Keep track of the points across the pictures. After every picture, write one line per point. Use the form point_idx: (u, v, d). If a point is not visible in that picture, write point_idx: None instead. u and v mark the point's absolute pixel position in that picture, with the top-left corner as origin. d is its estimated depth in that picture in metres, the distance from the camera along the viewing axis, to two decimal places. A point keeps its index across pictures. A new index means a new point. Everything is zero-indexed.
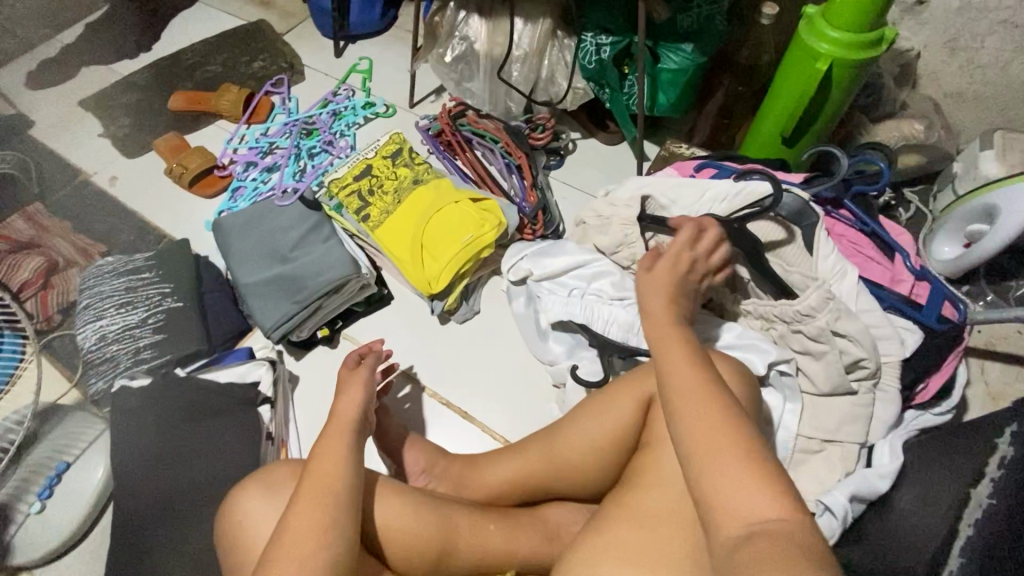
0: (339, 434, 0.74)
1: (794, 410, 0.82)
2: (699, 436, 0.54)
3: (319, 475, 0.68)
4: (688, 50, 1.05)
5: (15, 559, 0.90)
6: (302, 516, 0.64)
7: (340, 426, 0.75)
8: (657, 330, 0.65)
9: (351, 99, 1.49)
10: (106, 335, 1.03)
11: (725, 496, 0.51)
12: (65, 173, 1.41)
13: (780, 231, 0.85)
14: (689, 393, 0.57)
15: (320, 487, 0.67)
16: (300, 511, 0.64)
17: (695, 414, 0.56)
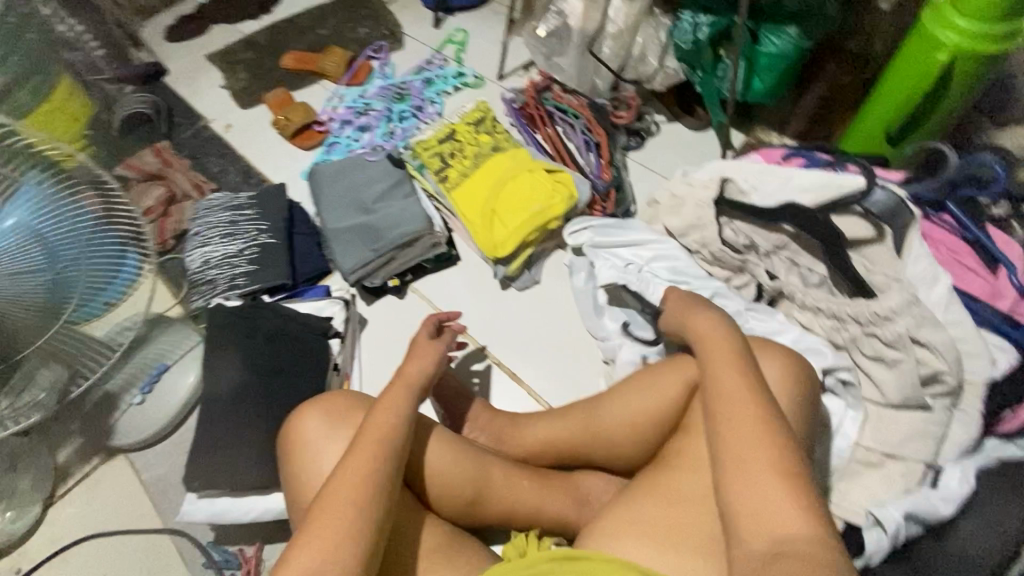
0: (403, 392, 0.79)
1: (855, 418, 0.80)
2: (742, 449, 0.58)
3: (378, 430, 0.73)
4: (791, 33, 1.00)
5: (117, 438, 1.05)
6: (361, 454, 0.69)
7: (401, 385, 0.80)
8: (713, 346, 0.70)
9: (443, 69, 1.55)
10: (209, 260, 1.15)
11: (767, 507, 0.54)
12: (190, 117, 1.58)
13: (867, 228, 0.83)
14: (739, 407, 0.61)
15: (377, 444, 0.71)
16: (360, 451, 0.70)
17: (737, 426, 0.60)
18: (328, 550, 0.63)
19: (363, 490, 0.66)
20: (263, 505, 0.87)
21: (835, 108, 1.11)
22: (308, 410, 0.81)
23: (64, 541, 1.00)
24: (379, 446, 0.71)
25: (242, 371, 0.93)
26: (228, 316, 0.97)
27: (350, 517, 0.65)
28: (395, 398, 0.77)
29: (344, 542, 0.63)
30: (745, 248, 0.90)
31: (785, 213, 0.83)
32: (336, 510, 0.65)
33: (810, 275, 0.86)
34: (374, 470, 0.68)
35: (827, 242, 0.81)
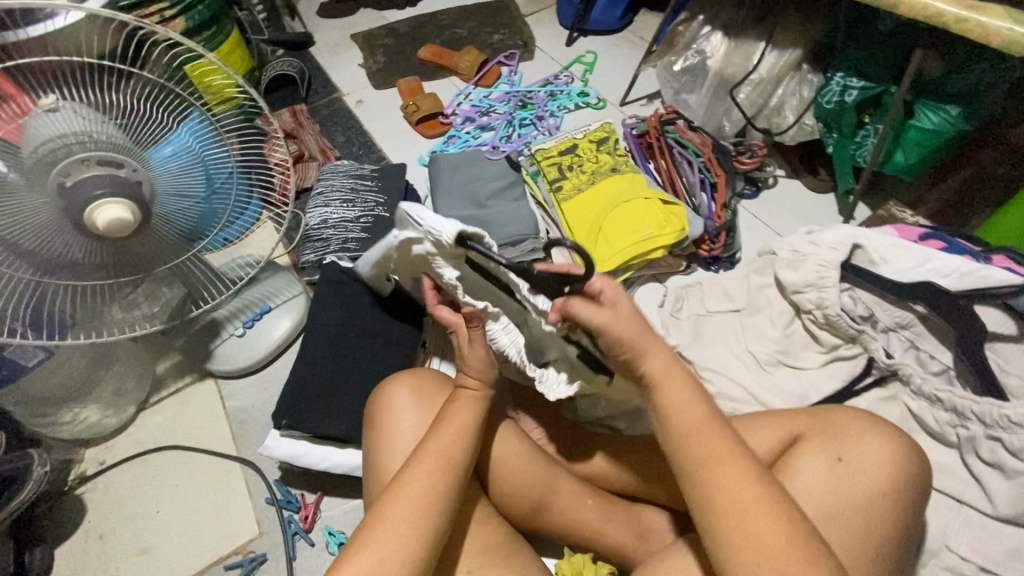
0: (471, 398, 0.77)
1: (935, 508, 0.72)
2: (735, 503, 0.59)
3: (444, 441, 0.73)
4: (952, 113, 0.97)
5: (213, 363, 1.13)
6: (426, 467, 0.70)
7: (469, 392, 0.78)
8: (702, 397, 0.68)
9: (569, 85, 1.59)
10: (327, 220, 1.22)
11: (772, 556, 0.57)
12: (326, 88, 1.70)
13: (1010, 327, 0.78)
14: (707, 444, 0.63)
15: (445, 453, 0.72)
16: (425, 462, 0.71)
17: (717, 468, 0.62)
18: (394, 552, 0.65)
19: (432, 493, 0.69)
20: (337, 458, 0.91)
21: (981, 196, 1.06)
22: (399, 383, 0.85)
23: (148, 445, 1.08)
24: (446, 451, 0.72)
25: (341, 327, 0.98)
26: (340, 275, 1.02)
27: (413, 524, 0.67)
28: (463, 405, 0.76)
29: (410, 548, 0.66)
30: (862, 318, 0.87)
31: (918, 292, 0.80)
32: (411, 503, 0.68)
33: (929, 361, 0.83)
34: (443, 477, 0.70)
35: (962, 329, 0.77)
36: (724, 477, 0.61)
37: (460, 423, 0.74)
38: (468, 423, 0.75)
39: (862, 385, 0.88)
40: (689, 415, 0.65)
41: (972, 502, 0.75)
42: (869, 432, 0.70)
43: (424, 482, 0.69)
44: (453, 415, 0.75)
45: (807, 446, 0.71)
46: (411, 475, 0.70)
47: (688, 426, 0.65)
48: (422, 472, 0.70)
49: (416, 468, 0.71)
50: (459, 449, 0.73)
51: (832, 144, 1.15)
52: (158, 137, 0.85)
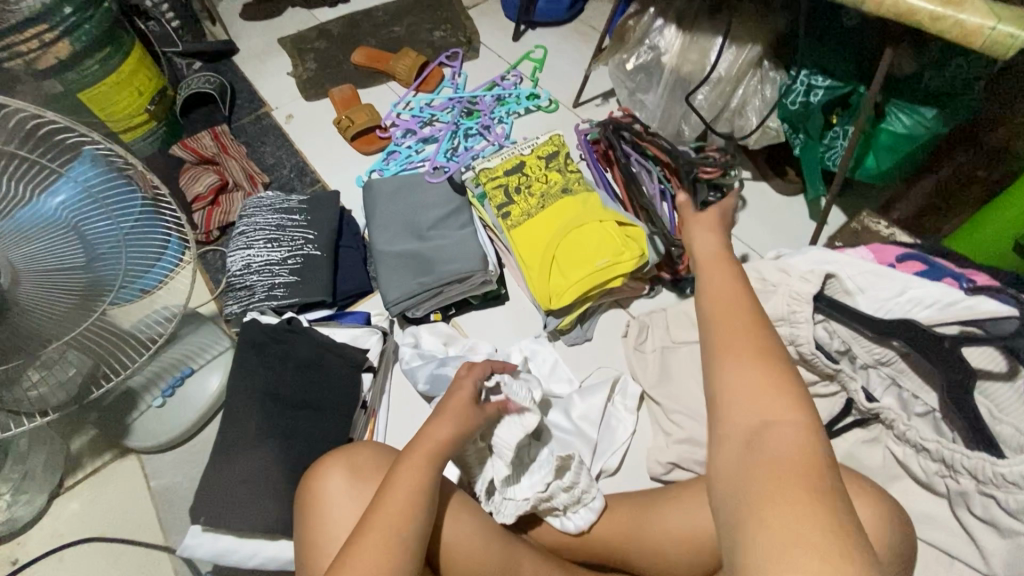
0: (424, 456, 0.67)
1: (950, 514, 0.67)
2: (717, 326, 0.59)
3: (395, 507, 0.63)
4: (927, 115, 0.88)
5: (132, 439, 1.00)
6: (366, 552, 0.59)
7: (423, 450, 0.67)
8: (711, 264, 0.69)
9: (517, 87, 1.45)
10: (250, 264, 1.09)
11: (727, 368, 0.55)
12: (253, 103, 1.54)
13: (999, 363, 0.70)
14: (723, 316, 0.60)
15: (394, 526, 0.61)
16: (365, 546, 0.60)
17: (733, 386, 0.54)
18: None
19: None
20: (269, 552, 0.81)
21: (961, 199, 0.98)
22: (331, 465, 0.74)
23: (64, 540, 0.96)
24: (397, 523, 0.62)
25: (265, 399, 0.87)
26: (264, 335, 0.92)
27: None
28: (416, 466, 0.66)
29: None
30: (839, 353, 0.79)
31: (898, 329, 0.72)
32: None
33: (913, 401, 0.76)
34: (389, 564, 0.59)
35: (947, 373, 0.69)
36: (729, 329, 0.59)
37: (410, 486, 0.64)
38: (421, 476, 0.65)
39: (842, 425, 0.81)
40: (721, 286, 0.64)
41: (965, 558, 0.69)
42: (856, 500, 0.62)
43: (362, 569, 0.59)
44: (402, 479, 0.65)
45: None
46: (360, 555, 0.60)
47: (728, 349, 0.56)
48: (368, 556, 0.59)
49: (362, 545, 0.60)
50: (411, 522, 0.62)
51: (799, 146, 1.05)
52: (16, 206, 0.72)
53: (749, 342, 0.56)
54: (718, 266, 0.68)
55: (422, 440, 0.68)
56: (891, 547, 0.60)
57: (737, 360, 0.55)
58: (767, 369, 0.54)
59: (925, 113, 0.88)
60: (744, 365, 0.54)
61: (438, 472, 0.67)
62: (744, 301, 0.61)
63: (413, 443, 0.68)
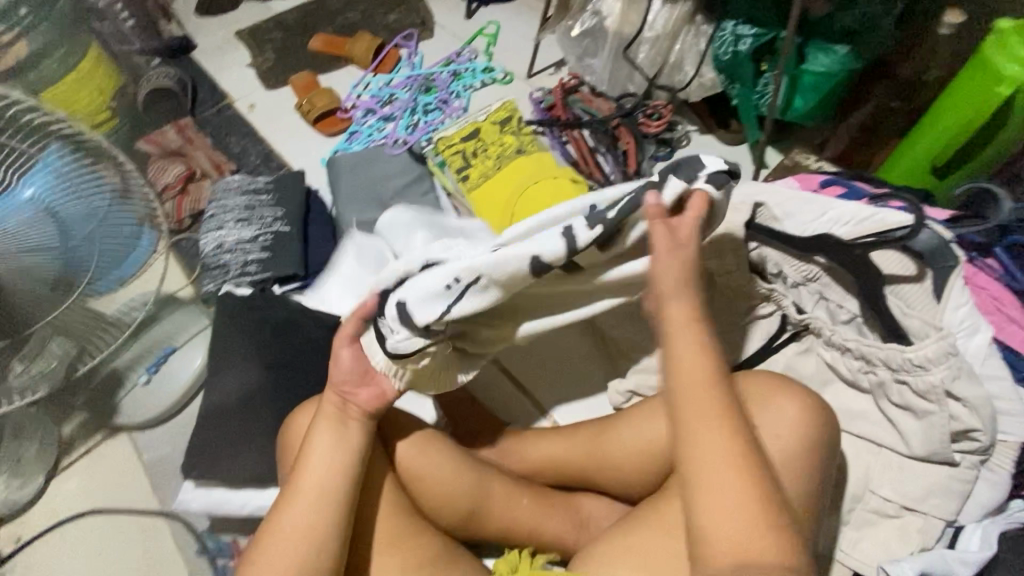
0: (316, 461, 0.67)
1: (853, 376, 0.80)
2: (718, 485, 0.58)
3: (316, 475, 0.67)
4: (841, 53, 0.96)
5: (123, 417, 1.05)
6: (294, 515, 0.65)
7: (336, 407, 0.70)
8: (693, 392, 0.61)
9: (472, 62, 1.50)
10: (223, 244, 1.13)
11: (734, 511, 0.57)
12: (215, 96, 1.57)
13: (906, 266, 0.78)
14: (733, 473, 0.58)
15: (319, 483, 0.66)
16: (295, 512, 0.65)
17: (717, 463, 0.58)
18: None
19: (305, 533, 0.64)
20: (260, 500, 0.87)
21: (884, 130, 1.05)
22: (307, 411, 0.76)
23: (63, 516, 1.00)
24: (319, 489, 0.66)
25: (245, 362, 0.92)
26: (239, 305, 0.97)
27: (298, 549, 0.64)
28: (330, 426, 0.69)
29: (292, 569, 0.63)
30: (772, 276, 0.87)
31: (819, 244, 0.80)
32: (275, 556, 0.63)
33: (839, 311, 0.84)
34: (308, 525, 0.64)
35: (862, 279, 0.77)
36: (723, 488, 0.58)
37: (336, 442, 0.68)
38: (329, 451, 0.68)
39: (780, 341, 0.88)
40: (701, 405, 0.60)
41: (889, 444, 0.77)
42: (782, 395, 0.69)
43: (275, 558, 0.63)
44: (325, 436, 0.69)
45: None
46: (277, 534, 0.65)
47: (713, 468, 0.58)
48: (295, 510, 0.65)
49: (288, 502, 0.66)
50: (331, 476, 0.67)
51: (736, 95, 1.12)
52: None
53: (733, 453, 0.58)
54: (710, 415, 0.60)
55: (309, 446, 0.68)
56: (811, 429, 0.67)
57: (712, 429, 0.60)
58: (733, 433, 0.59)
59: (838, 50, 0.96)
60: (718, 474, 0.58)
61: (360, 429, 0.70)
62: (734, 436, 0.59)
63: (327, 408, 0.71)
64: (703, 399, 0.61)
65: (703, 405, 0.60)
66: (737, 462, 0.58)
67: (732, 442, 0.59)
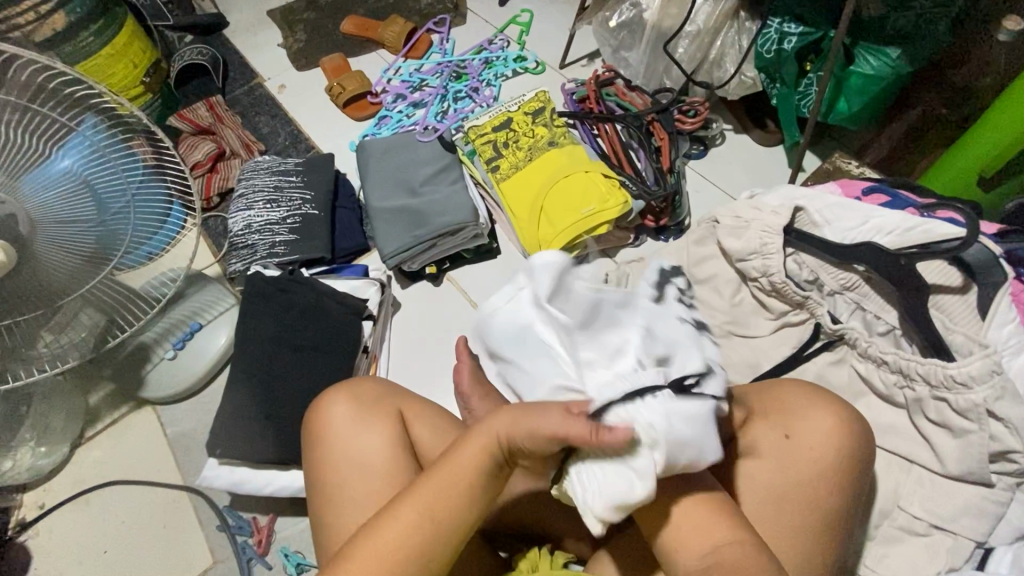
0: (441, 480, 0.59)
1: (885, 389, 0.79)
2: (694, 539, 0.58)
3: (433, 491, 0.58)
4: (892, 56, 0.93)
5: (148, 390, 1.06)
6: (397, 532, 0.56)
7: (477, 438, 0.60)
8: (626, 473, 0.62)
9: (504, 50, 1.48)
10: (251, 224, 1.14)
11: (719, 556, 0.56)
12: (246, 75, 1.57)
13: (952, 278, 0.75)
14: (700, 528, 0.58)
15: (436, 507, 0.57)
16: (400, 530, 0.56)
17: (688, 522, 0.58)
18: None
19: (411, 561, 0.55)
20: (282, 480, 0.88)
21: (928, 138, 1.04)
22: (334, 396, 0.76)
23: (88, 485, 1.02)
24: (433, 511, 0.57)
25: (271, 343, 0.93)
26: (267, 286, 0.97)
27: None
28: (472, 448, 0.60)
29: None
30: (807, 283, 0.85)
31: (860, 253, 0.78)
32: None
33: (875, 322, 0.82)
34: (418, 547, 0.56)
35: (904, 290, 0.75)
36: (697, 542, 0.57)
37: (470, 465, 0.59)
38: (471, 471, 0.59)
39: (811, 349, 0.86)
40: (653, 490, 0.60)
41: (922, 461, 0.75)
42: (816, 405, 0.68)
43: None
44: (462, 456, 0.59)
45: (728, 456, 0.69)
46: (370, 548, 0.55)
47: (673, 533, 0.58)
48: (394, 529, 0.56)
49: (393, 517, 0.57)
50: (455, 512, 0.58)
51: (776, 95, 1.09)
52: (33, 164, 0.76)
53: (686, 518, 0.58)
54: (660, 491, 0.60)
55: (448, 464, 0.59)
56: (846, 441, 0.66)
57: (668, 499, 0.59)
58: (676, 495, 0.60)
59: (889, 53, 0.93)
60: (675, 541, 0.58)
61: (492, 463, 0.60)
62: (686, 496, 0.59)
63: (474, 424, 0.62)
64: (625, 468, 0.63)
65: (638, 478, 0.62)
66: (682, 523, 0.58)
67: (675, 503, 0.59)
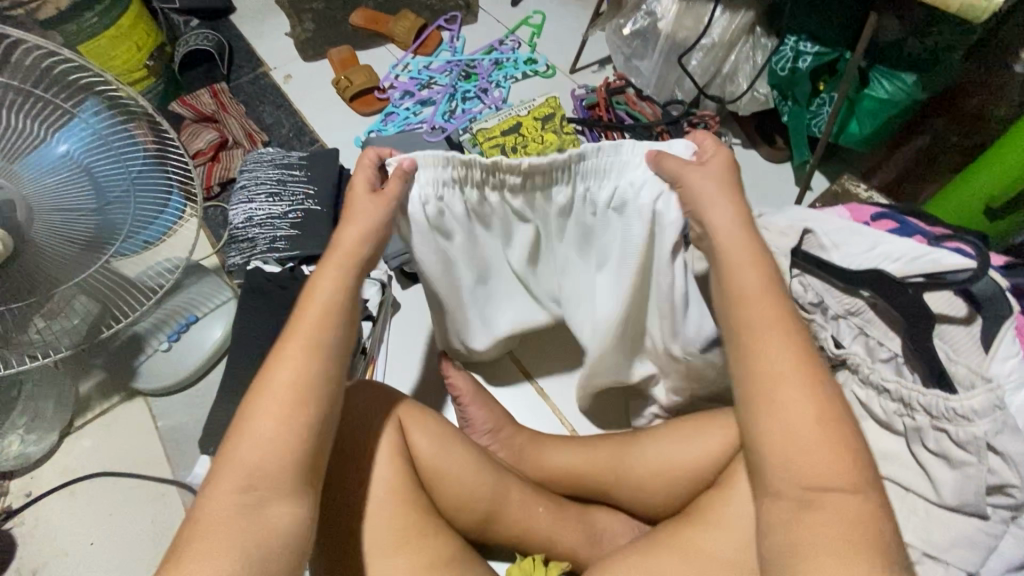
0: (314, 318, 0.58)
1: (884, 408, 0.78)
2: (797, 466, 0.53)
3: (310, 321, 0.58)
4: (908, 81, 0.93)
5: (140, 381, 1.05)
6: (284, 365, 0.56)
7: (336, 256, 0.62)
8: (778, 377, 0.55)
9: (515, 52, 1.47)
10: (252, 218, 1.12)
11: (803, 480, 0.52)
12: (253, 63, 1.54)
13: (956, 308, 0.76)
14: (801, 451, 0.53)
15: (315, 332, 0.58)
16: (284, 360, 0.57)
17: (796, 450, 0.53)
18: (260, 447, 0.53)
19: (289, 405, 0.55)
20: None
21: (937, 165, 1.04)
22: None
23: (75, 474, 1.01)
24: (313, 336, 0.58)
25: (270, 341, 0.92)
26: (267, 283, 0.97)
27: (279, 414, 0.55)
28: (329, 271, 0.61)
29: (290, 427, 0.55)
30: (812, 305, 0.84)
31: (866, 279, 0.78)
32: (258, 438, 0.54)
33: (877, 348, 0.81)
34: (313, 369, 0.57)
35: (910, 321, 0.75)
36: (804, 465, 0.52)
37: (341, 279, 0.61)
38: (334, 291, 0.60)
39: None
40: (791, 402, 0.54)
41: (919, 489, 0.75)
42: None
43: (262, 428, 0.54)
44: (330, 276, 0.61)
45: (729, 478, 0.69)
46: (265, 390, 0.55)
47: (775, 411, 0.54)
48: (286, 365, 0.56)
49: (277, 360, 0.57)
50: (330, 335, 0.58)
51: (788, 112, 1.09)
52: (29, 148, 0.75)
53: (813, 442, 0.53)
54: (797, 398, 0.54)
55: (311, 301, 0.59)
56: None
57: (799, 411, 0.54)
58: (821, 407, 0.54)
59: (905, 78, 0.93)
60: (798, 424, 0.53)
61: (355, 278, 0.62)
62: (827, 427, 0.53)
63: (333, 247, 0.63)
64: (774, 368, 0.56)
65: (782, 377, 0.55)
66: (817, 423, 0.53)
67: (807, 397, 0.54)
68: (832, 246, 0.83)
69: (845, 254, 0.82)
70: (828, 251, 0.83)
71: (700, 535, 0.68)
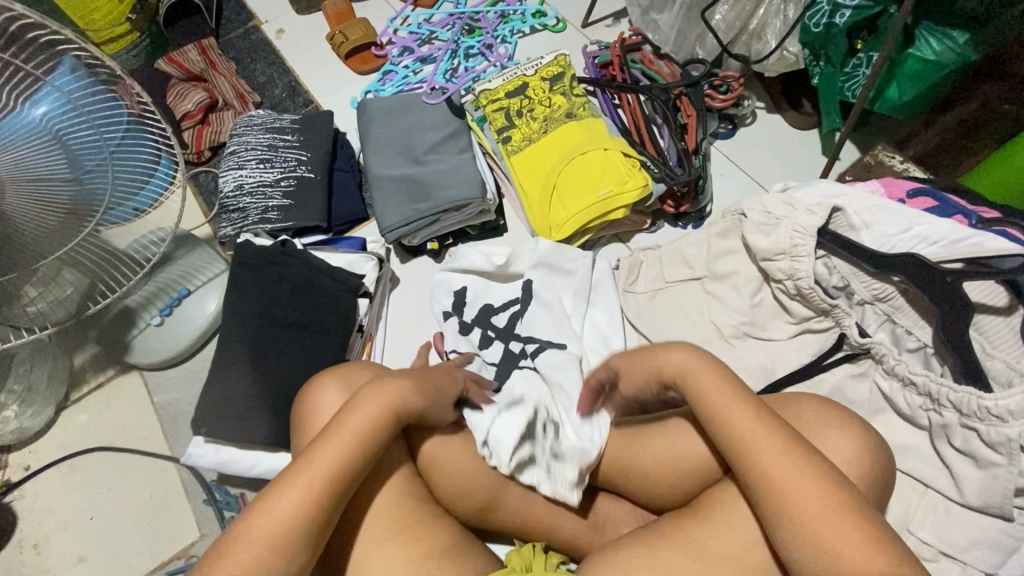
0: (330, 458, 0.60)
1: (907, 402, 0.74)
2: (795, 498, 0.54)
3: (332, 452, 0.60)
4: (959, 39, 0.85)
5: (133, 356, 1.02)
6: (290, 487, 0.58)
7: (372, 398, 0.65)
8: (750, 440, 0.58)
9: (523, 3, 1.35)
10: (243, 185, 1.06)
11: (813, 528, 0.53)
12: (242, 16, 1.44)
13: (998, 297, 0.70)
14: (799, 497, 0.54)
15: (333, 464, 0.60)
16: (289, 482, 0.58)
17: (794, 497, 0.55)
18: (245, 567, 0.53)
19: (288, 524, 0.56)
20: (269, 463, 0.85)
21: (981, 134, 0.95)
22: (327, 381, 0.73)
23: (73, 448, 1.00)
24: (333, 467, 0.60)
25: (262, 318, 0.89)
26: (259, 257, 0.92)
27: (277, 535, 0.55)
28: (361, 408, 0.63)
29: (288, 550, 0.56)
30: (836, 290, 0.78)
31: (898, 263, 0.72)
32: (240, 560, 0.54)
33: (906, 337, 0.77)
34: (325, 492, 0.58)
35: (944, 311, 0.69)
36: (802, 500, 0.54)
37: (372, 415, 0.63)
38: (362, 429, 0.62)
39: (831, 360, 0.81)
40: (771, 457, 0.57)
41: (939, 487, 0.71)
42: (836, 425, 0.63)
43: (252, 545, 0.55)
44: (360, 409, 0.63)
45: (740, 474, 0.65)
46: (266, 511, 0.56)
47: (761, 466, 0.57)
48: (291, 491, 0.58)
49: (289, 477, 0.59)
50: (342, 476, 0.60)
51: (818, 74, 1.00)
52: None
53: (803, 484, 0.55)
54: (769, 453, 0.57)
55: (337, 428, 0.62)
56: (866, 470, 0.61)
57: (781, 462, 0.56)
58: (799, 458, 0.56)
59: (956, 37, 0.85)
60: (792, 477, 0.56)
61: (387, 424, 0.64)
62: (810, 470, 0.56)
63: (366, 391, 0.65)
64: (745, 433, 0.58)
65: (749, 433, 0.58)
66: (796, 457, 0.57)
67: (775, 440, 0.58)
68: (859, 225, 0.77)
69: (875, 234, 0.76)
70: (857, 231, 0.77)
71: (712, 533, 0.65)
